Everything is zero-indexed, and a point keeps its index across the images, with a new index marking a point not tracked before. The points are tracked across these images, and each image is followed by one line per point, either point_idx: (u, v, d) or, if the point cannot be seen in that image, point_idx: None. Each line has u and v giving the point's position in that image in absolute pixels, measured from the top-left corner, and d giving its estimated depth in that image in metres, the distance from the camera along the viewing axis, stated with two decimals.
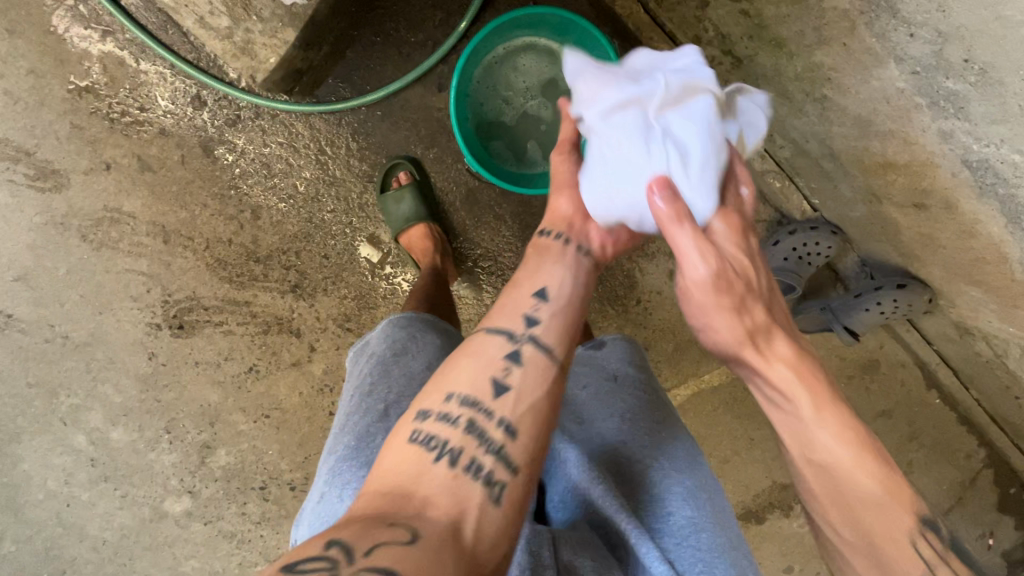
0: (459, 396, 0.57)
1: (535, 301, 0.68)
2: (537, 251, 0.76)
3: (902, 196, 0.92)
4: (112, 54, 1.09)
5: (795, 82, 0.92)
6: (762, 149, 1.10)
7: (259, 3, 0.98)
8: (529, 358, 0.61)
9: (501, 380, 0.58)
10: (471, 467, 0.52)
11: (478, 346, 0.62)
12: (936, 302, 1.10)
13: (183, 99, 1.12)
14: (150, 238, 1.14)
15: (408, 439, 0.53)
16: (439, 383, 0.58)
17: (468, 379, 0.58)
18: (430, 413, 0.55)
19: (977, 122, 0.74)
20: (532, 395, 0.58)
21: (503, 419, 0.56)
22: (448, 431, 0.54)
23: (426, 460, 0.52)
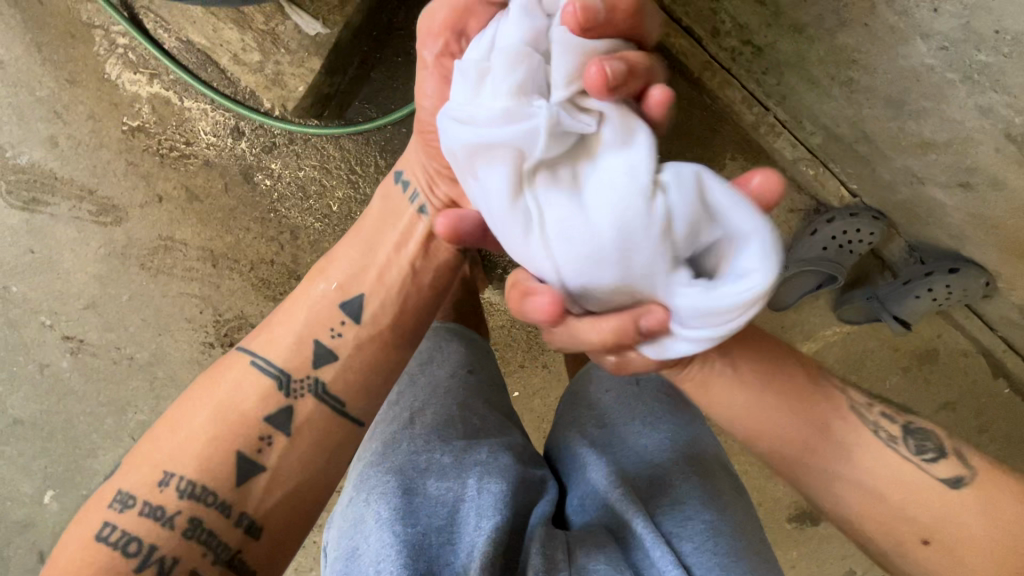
0: (177, 481, 0.62)
1: (335, 326, 0.72)
2: (373, 228, 0.79)
3: (944, 175, 0.88)
4: (158, 95, 1.18)
5: (820, 66, 0.89)
6: (791, 138, 1.05)
7: (286, 36, 1.05)
8: (305, 417, 0.68)
9: (255, 454, 0.64)
10: (186, 574, 0.60)
11: (226, 379, 0.68)
12: (996, 286, 1.06)
13: (223, 130, 1.19)
14: (200, 263, 1.22)
15: (95, 533, 0.60)
16: (151, 456, 0.64)
17: (196, 457, 0.63)
18: (134, 500, 0.62)
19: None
20: (292, 457, 0.66)
21: (245, 518, 0.63)
22: (122, 522, 0.60)
23: (119, 561, 0.59)
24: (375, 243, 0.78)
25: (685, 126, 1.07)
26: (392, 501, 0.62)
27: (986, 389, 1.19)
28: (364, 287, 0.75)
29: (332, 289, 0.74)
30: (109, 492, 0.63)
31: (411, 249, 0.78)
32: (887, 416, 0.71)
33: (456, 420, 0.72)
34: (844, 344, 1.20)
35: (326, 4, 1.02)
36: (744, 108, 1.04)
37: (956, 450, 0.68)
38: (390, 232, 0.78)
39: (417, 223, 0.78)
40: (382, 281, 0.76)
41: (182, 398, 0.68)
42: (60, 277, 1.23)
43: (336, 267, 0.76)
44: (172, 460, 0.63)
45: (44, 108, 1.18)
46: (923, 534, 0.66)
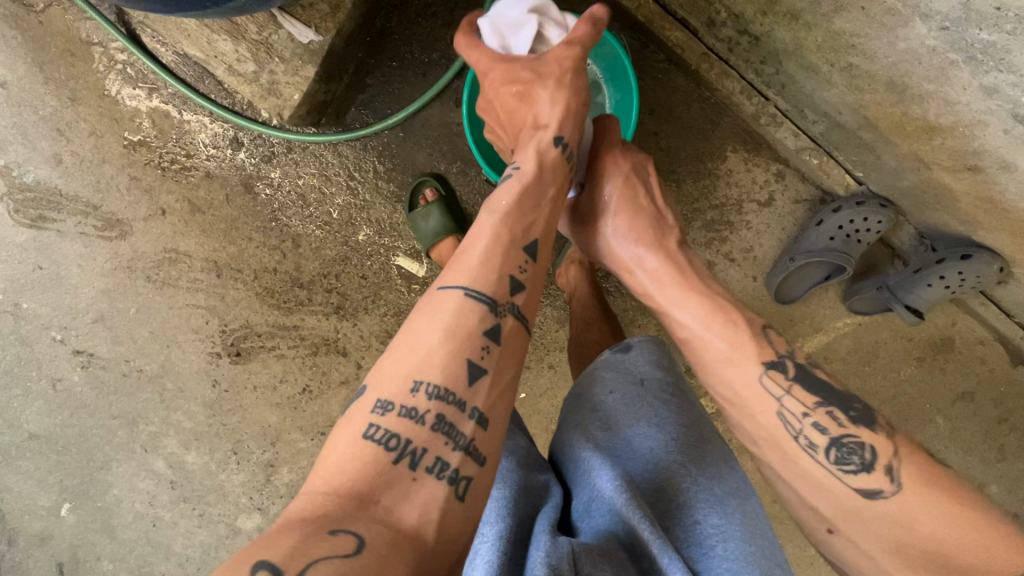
0: (427, 388, 0.59)
1: (521, 263, 0.69)
2: (537, 177, 0.74)
3: (951, 160, 0.86)
4: (158, 109, 1.19)
5: (818, 53, 0.87)
6: (792, 127, 1.04)
7: (280, 45, 1.05)
8: (505, 335, 0.64)
9: (477, 362, 0.61)
10: (434, 464, 0.57)
11: (441, 309, 0.63)
12: (1008, 271, 1.03)
13: (223, 141, 1.20)
14: (204, 274, 1.23)
15: (364, 434, 0.57)
16: (399, 368, 0.60)
17: (439, 364, 0.60)
18: (394, 404, 0.58)
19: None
20: (507, 373, 0.62)
21: (474, 410, 0.59)
22: (410, 430, 0.57)
23: (383, 457, 0.56)
24: (541, 193, 0.74)
25: (685, 117, 1.10)
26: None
27: (1006, 377, 1.16)
28: (539, 229, 0.72)
29: (508, 226, 0.70)
30: (368, 396, 0.60)
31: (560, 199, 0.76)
32: (817, 427, 0.69)
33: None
34: (856, 336, 1.17)
35: (318, 12, 1.03)
36: (744, 99, 1.05)
37: (885, 466, 0.65)
38: (548, 184, 0.75)
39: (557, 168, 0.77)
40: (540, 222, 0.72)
41: (407, 324, 0.64)
42: (68, 293, 1.24)
43: (506, 204, 0.71)
44: (424, 371, 0.59)
45: (47, 126, 1.19)
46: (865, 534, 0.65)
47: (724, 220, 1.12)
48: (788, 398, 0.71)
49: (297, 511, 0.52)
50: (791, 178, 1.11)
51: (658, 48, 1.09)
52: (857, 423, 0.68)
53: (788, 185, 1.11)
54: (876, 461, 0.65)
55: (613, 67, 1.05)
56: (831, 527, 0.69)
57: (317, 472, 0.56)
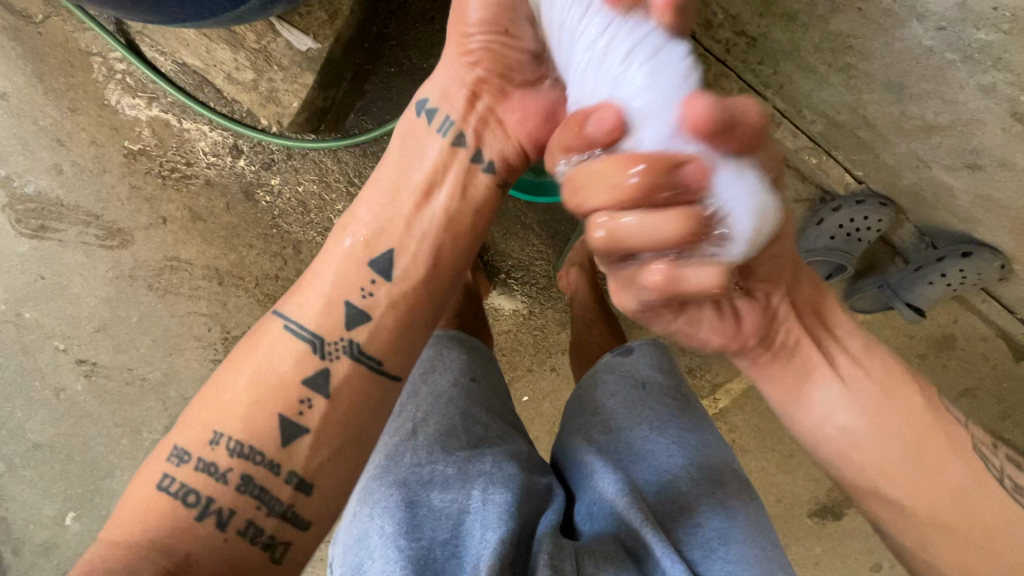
0: (229, 442, 0.58)
1: (367, 285, 0.66)
2: (394, 173, 0.71)
3: (950, 158, 0.86)
4: (157, 118, 1.19)
5: (816, 54, 0.87)
6: None
7: (278, 53, 1.05)
8: (341, 384, 0.62)
9: (295, 417, 0.59)
10: (245, 528, 0.56)
11: (262, 336, 0.63)
12: (1010, 268, 1.04)
13: (222, 149, 1.20)
14: (206, 282, 1.23)
15: (158, 486, 0.57)
16: (204, 415, 0.59)
17: (243, 417, 0.59)
18: (190, 455, 0.58)
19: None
20: (334, 426, 0.61)
21: (292, 475, 0.58)
22: (204, 484, 0.56)
23: (183, 513, 0.55)
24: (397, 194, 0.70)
25: None
26: (395, 515, 0.62)
27: (1009, 373, 1.16)
28: (393, 237, 0.68)
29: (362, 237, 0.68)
30: (170, 444, 0.59)
31: (443, 195, 0.70)
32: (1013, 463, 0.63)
33: (459, 430, 0.71)
34: None
35: (316, 19, 1.03)
36: None
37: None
38: (416, 169, 0.70)
39: (451, 157, 0.71)
40: (410, 231, 0.69)
41: (233, 353, 0.63)
42: (70, 302, 1.25)
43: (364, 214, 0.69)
44: (225, 422, 0.59)
45: (47, 136, 1.20)
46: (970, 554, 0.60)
47: None
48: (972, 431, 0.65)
49: (92, 561, 0.52)
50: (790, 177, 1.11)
51: None
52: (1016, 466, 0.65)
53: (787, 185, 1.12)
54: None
55: None
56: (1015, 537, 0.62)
57: (110, 527, 0.55)
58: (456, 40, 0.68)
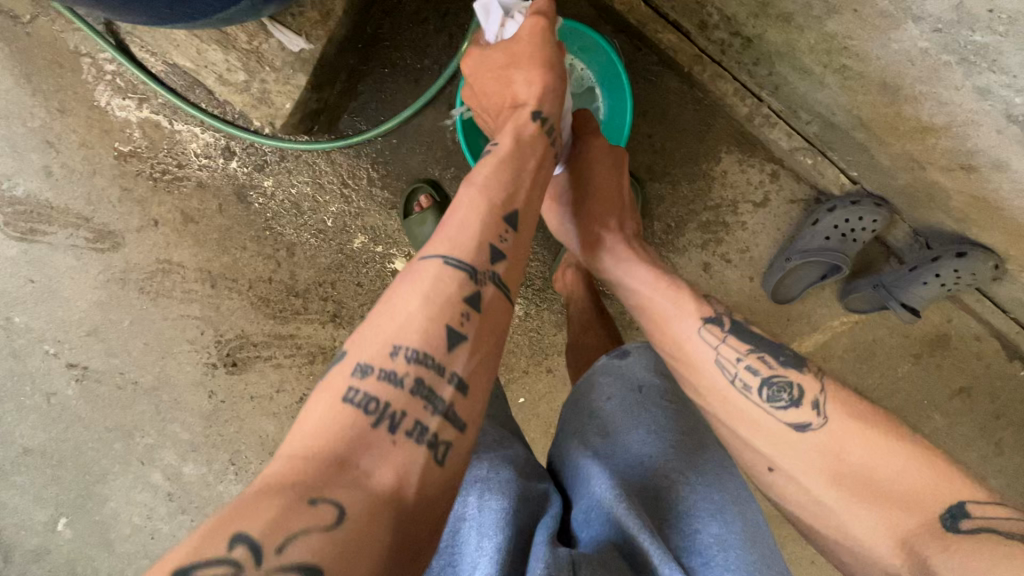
0: (407, 352, 0.54)
1: (503, 232, 0.64)
2: (514, 154, 0.72)
3: (945, 159, 0.86)
4: (149, 119, 1.18)
5: (811, 55, 0.87)
6: (787, 127, 1.05)
7: (270, 54, 1.04)
8: (487, 306, 0.59)
9: (457, 330, 0.56)
10: (415, 429, 0.52)
11: (420, 279, 0.58)
12: (1003, 268, 1.04)
13: (215, 151, 1.19)
14: (199, 284, 1.22)
15: (343, 399, 0.52)
16: (381, 331, 0.55)
17: (419, 328, 0.55)
18: (374, 367, 0.53)
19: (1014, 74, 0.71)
20: (487, 343, 0.58)
21: (454, 375, 0.55)
22: (389, 392, 0.52)
23: (363, 420, 0.51)
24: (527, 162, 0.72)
25: (679, 120, 1.11)
26: None
27: (1002, 372, 1.16)
28: (518, 199, 0.68)
29: (493, 193, 0.66)
30: (347, 363, 0.55)
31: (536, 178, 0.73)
32: (751, 370, 0.72)
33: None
34: (851, 334, 1.19)
35: (309, 20, 1.02)
36: (737, 100, 1.05)
37: (814, 401, 0.68)
38: (528, 153, 0.73)
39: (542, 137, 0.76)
40: (527, 194, 0.70)
41: (390, 291, 0.59)
42: (61, 306, 1.23)
43: (484, 175, 0.68)
44: (403, 335, 0.55)
45: (36, 138, 1.18)
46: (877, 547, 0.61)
47: (720, 221, 1.14)
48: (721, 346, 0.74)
49: (277, 470, 0.47)
50: (785, 178, 1.12)
51: (650, 50, 1.08)
52: (785, 365, 0.71)
53: (782, 186, 1.13)
54: (805, 396, 0.68)
55: (606, 73, 1.06)
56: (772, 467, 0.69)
57: (286, 443, 0.50)
58: (515, 69, 0.79)
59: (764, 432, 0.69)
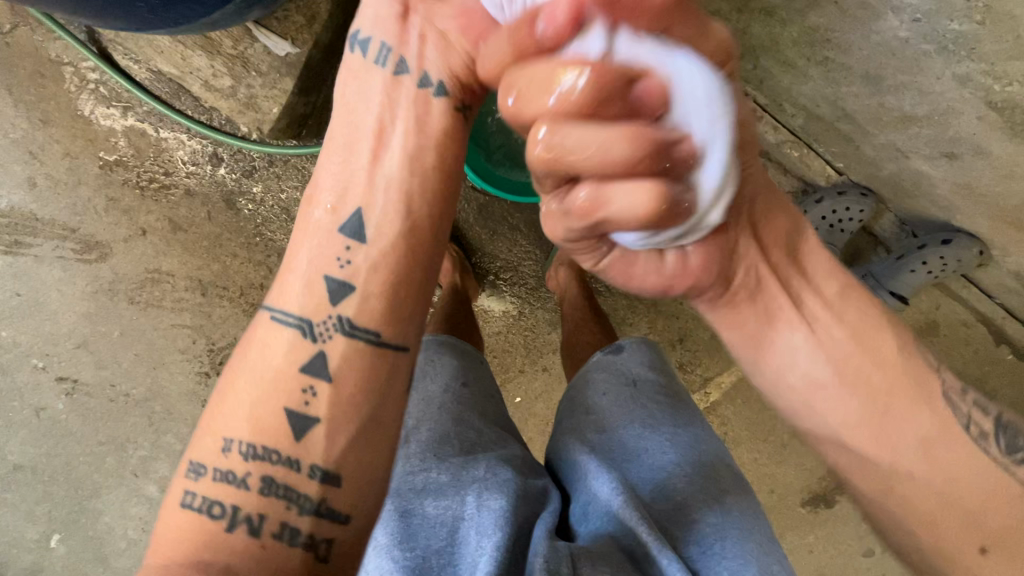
0: (240, 448, 0.55)
1: (343, 252, 0.61)
2: (351, 130, 0.64)
3: (928, 148, 0.87)
4: (134, 127, 1.17)
5: (794, 49, 0.87)
6: (773, 121, 1.07)
7: (255, 59, 1.03)
8: (336, 370, 0.58)
9: (301, 410, 0.56)
10: (281, 531, 0.53)
11: (252, 337, 0.59)
12: (988, 254, 1.08)
13: (202, 158, 1.18)
14: (189, 293, 1.21)
15: (183, 504, 0.54)
16: (212, 425, 0.56)
17: (247, 419, 0.55)
18: (206, 468, 0.55)
19: (993, 62, 0.73)
20: (340, 414, 0.56)
21: (314, 468, 0.55)
22: (228, 494, 0.54)
23: (211, 527, 0.53)
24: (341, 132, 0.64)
25: None
26: (391, 524, 0.62)
27: (990, 357, 1.18)
28: (360, 198, 0.62)
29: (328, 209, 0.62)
30: (184, 461, 0.56)
31: (398, 136, 0.64)
32: (980, 411, 0.61)
33: (450, 436, 0.70)
34: None
35: (294, 24, 1.01)
36: None
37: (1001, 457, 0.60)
38: (366, 116, 0.64)
39: (397, 88, 0.64)
40: (373, 182, 0.63)
41: (228, 367, 0.59)
42: (48, 319, 1.21)
43: (325, 177, 0.63)
44: (231, 428, 0.55)
45: (19, 149, 1.17)
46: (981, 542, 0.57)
47: None
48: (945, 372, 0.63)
49: None
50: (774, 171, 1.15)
51: None
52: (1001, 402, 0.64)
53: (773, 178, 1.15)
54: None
55: None
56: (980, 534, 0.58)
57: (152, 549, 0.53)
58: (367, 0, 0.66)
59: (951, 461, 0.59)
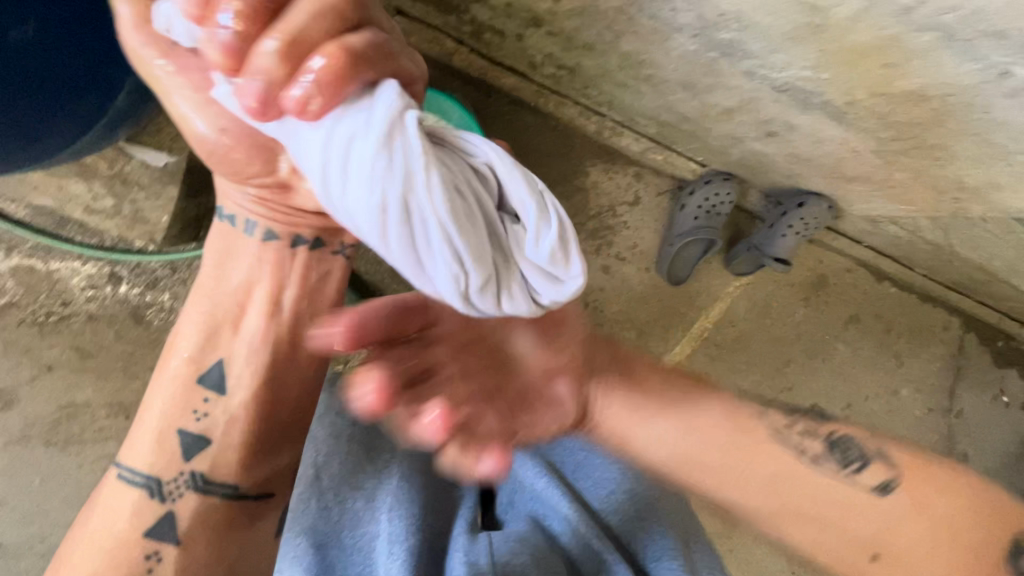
0: (139, 478, 0.71)
1: (218, 359, 0.74)
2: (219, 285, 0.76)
3: (752, 130, 0.99)
4: (21, 265, 1.14)
5: (621, 72, 0.96)
6: (633, 134, 1.24)
7: (134, 174, 1.06)
8: (216, 418, 0.73)
9: (187, 430, 0.72)
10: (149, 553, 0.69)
11: (153, 400, 0.74)
12: (837, 207, 1.23)
13: (100, 279, 1.16)
14: (111, 419, 1.16)
15: (120, 476, 0.72)
16: (135, 443, 0.73)
17: (150, 454, 0.71)
18: (137, 475, 0.71)
19: (762, 56, 0.72)
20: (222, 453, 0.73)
21: (190, 479, 0.71)
22: (129, 492, 0.70)
23: (140, 508, 0.70)
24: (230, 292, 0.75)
25: (542, 148, 1.24)
26: None
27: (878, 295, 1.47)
28: (247, 305, 0.75)
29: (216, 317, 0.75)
30: (115, 471, 0.73)
31: (287, 296, 0.77)
32: (812, 440, 0.70)
33: None
34: (747, 294, 1.44)
35: (169, 134, 1.04)
36: (584, 120, 1.23)
37: (873, 463, 0.68)
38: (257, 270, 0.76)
39: (264, 252, 0.76)
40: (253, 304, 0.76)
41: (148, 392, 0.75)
42: None
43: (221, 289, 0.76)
44: (135, 458, 0.72)
45: None
46: (870, 550, 0.65)
47: (605, 226, 1.30)
48: (787, 442, 0.70)
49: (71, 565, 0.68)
50: (648, 176, 1.31)
51: (500, 95, 1.20)
52: (837, 425, 0.72)
53: (648, 182, 1.32)
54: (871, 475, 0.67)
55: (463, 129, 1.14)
56: (874, 555, 0.65)
57: (81, 550, 0.69)
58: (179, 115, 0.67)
59: (818, 513, 0.67)
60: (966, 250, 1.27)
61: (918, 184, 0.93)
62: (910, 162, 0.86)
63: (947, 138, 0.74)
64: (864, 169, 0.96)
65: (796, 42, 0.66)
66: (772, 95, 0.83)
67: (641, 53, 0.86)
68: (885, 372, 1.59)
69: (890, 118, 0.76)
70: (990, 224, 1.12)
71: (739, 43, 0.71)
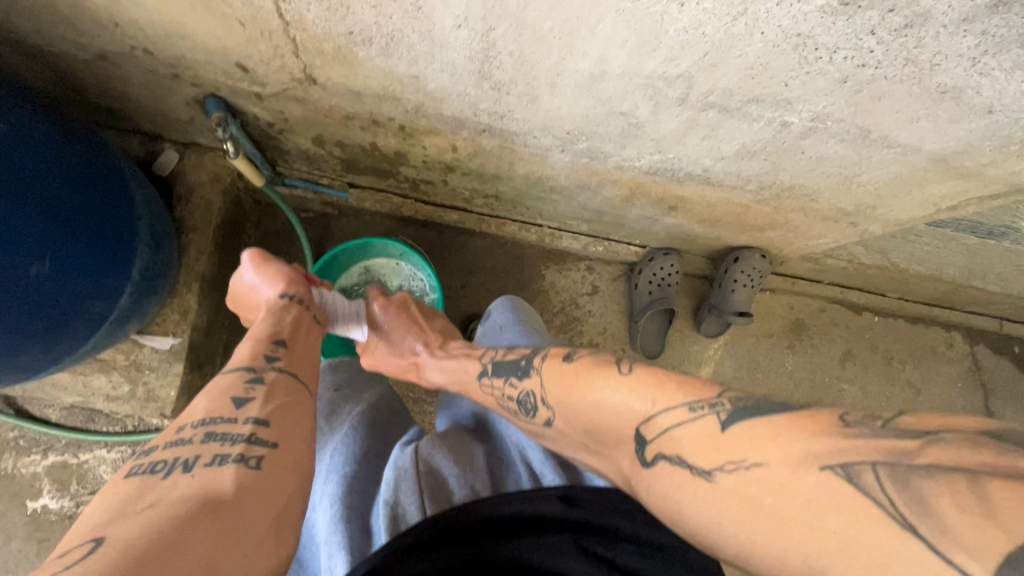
0: (146, 466, 0.51)
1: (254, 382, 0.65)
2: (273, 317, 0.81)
3: (656, 209, 1.13)
4: (56, 462, 1.29)
5: (532, 189, 1.13)
6: (570, 235, 1.39)
7: (145, 359, 1.21)
8: (271, 410, 0.61)
9: (243, 397, 0.62)
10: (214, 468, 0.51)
11: (213, 391, 0.63)
12: (770, 254, 1.32)
13: (124, 462, 1.29)
14: None
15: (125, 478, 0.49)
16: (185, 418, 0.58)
17: (202, 411, 0.59)
18: (151, 462, 0.51)
19: (619, 153, 0.88)
20: (285, 436, 0.59)
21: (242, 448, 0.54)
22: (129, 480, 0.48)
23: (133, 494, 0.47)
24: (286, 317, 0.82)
25: (496, 263, 1.40)
26: None
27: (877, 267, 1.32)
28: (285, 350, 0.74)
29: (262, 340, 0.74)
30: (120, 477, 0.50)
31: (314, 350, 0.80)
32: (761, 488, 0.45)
33: (327, 421, 0.84)
34: (728, 353, 1.47)
35: (172, 321, 1.21)
36: (525, 233, 1.39)
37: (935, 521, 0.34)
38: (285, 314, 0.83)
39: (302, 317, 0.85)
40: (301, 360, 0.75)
41: (185, 410, 0.59)
42: None
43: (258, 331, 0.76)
44: (188, 417, 0.58)
45: None
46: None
47: (571, 318, 1.41)
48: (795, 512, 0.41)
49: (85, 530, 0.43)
50: (598, 266, 1.44)
51: (450, 229, 1.39)
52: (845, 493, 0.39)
53: (600, 271, 1.44)
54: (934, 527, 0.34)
55: (419, 270, 1.31)
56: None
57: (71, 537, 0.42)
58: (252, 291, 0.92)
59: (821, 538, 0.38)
60: (917, 266, 1.34)
61: (813, 219, 1.04)
62: (790, 203, 0.98)
63: (798, 178, 0.86)
64: (764, 219, 1.08)
65: (632, 138, 0.82)
66: (649, 179, 0.97)
67: (535, 172, 1.03)
68: (905, 404, 1.53)
69: (746, 174, 0.88)
70: (912, 236, 1.20)
71: (596, 147, 0.87)
